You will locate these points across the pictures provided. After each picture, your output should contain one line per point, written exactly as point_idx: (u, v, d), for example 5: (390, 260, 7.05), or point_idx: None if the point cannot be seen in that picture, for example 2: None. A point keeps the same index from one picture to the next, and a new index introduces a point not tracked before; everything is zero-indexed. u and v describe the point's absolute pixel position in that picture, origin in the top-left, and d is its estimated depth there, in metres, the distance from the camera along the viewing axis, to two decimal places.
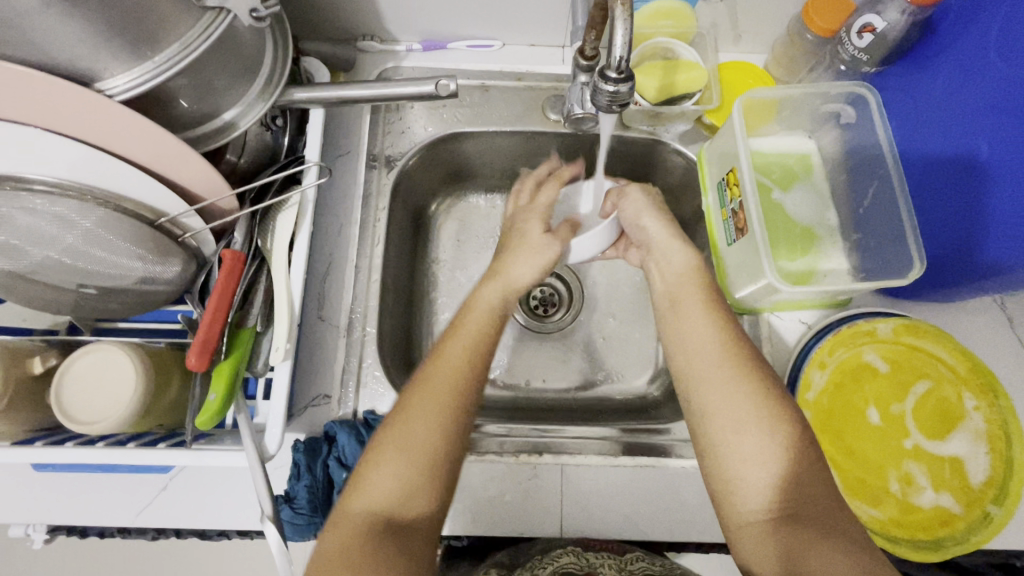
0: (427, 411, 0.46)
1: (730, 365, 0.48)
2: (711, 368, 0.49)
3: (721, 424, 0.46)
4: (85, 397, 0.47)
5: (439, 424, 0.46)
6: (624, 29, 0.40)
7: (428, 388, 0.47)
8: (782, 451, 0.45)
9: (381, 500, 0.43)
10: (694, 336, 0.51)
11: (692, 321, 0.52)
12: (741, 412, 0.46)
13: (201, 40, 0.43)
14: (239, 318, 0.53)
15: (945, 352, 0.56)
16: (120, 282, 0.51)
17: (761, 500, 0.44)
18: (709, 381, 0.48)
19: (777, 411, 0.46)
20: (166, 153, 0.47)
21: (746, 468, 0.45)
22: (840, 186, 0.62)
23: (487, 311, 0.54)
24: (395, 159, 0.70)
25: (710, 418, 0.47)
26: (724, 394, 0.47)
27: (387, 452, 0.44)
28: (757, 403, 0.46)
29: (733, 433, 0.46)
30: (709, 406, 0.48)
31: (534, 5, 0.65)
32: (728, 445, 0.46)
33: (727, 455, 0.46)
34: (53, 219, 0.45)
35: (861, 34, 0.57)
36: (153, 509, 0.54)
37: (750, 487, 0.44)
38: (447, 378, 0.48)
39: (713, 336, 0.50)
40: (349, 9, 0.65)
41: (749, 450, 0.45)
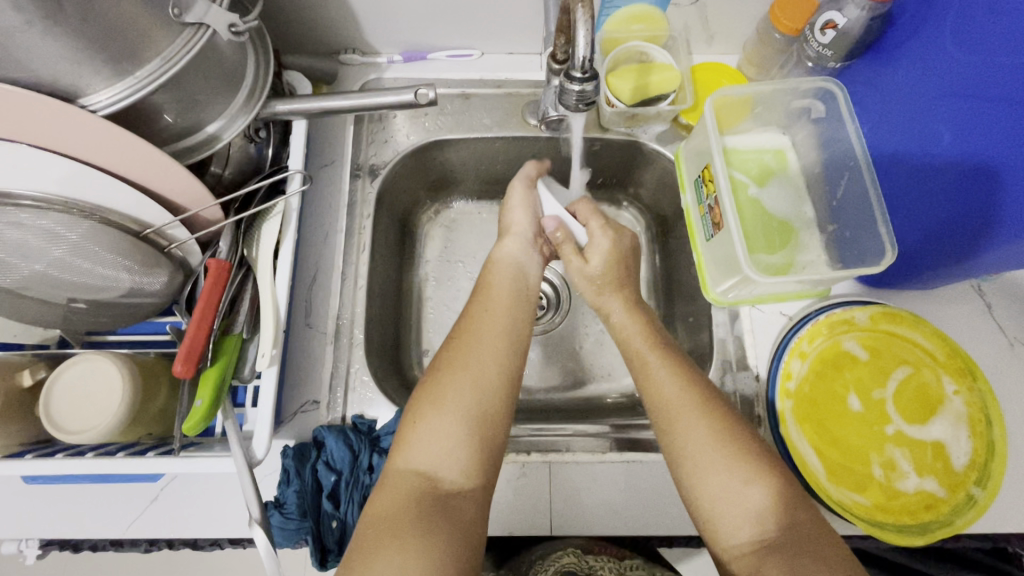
0: (463, 368, 0.50)
1: (685, 407, 0.50)
2: (668, 413, 0.50)
3: (690, 466, 0.47)
4: (72, 408, 0.48)
5: (481, 386, 0.49)
6: (585, 30, 0.42)
7: (466, 347, 0.51)
8: (749, 483, 0.45)
9: (428, 459, 0.45)
10: (651, 385, 0.52)
11: (649, 372, 0.53)
12: (703, 452, 0.47)
13: (182, 55, 0.44)
14: (225, 326, 0.54)
15: (921, 337, 0.57)
16: (107, 294, 0.52)
17: (743, 533, 0.44)
18: (671, 426, 0.49)
19: (735, 446, 0.47)
20: (151, 166, 0.48)
21: (720, 507, 0.45)
22: (814, 180, 0.64)
23: (507, 288, 0.58)
24: (378, 168, 0.71)
25: (681, 464, 0.48)
26: (686, 435, 0.48)
27: (427, 405, 0.47)
28: (715, 439, 0.47)
29: (700, 474, 0.47)
30: (675, 448, 0.48)
31: (509, 13, 0.66)
32: (700, 487, 0.47)
33: (702, 494, 0.46)
34: (41, 233, 0.46)
35: (825, 31, 0.58)
36: (143, 520, 0.55)
37: (730, 522, 0.45)
38: (482, 347, 0.52)
39: (665, 381, 0.52)
40: (330, 23, 0.66)
41: (720, 487, 0.46)
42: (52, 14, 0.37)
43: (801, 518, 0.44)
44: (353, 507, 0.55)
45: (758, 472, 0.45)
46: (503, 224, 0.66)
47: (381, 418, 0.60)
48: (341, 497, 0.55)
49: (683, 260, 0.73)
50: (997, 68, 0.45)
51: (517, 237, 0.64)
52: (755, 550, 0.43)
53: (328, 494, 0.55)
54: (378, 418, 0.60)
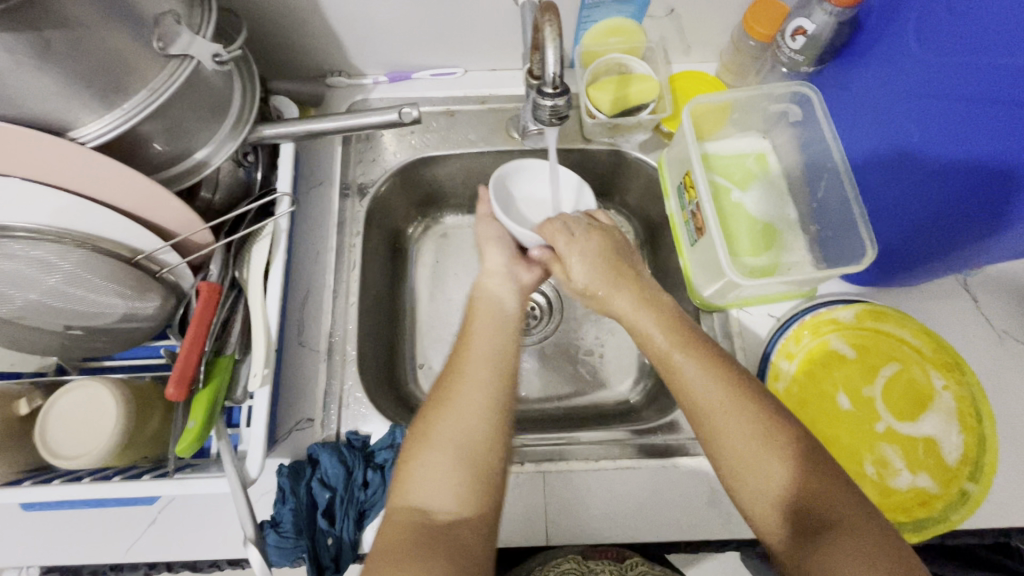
0: (456, 411, 0.48)
1: (721, 395, 0.46)
2: (705, 404, 0.46)
3: (724, 455, 0.45)
4: (67, 434, 0.49)
5: (469, 423, 0.47)
6: (554, 47, 0.43)
7: (458, 389, 0.49)
8: (780, 463, 0.43)
9: (424, 495, 0.44)
10: (684, 377, 0.48)
11: (674, 359, 0.49)
12: (736, 438, 0.44)
13: (168, 85, 0.46)
14: (217, 348, 0.55)
15: (909, 334, 0.57)
16: (103, 321, 0.53)
17: (782, 521, 0.42)
18: (706, 417, 0.46)
19: (769, 426, 0.44)
20: (141, 193, 0.49)
21: (757, 496, 0.43)
22: (795, 181, 0.65)
23: (492, 327, 0.55)
24: (367, 187, 0.72)
25: (715, 452, 0.45)
26: (717, 418, 0.45)
27: (420, 447, 0.46)
28: (749, 424, 0.44)
29: (736, 462, 0.44)
30: (714, 435, 0.45)
31: (488, 30, 0.68)
32: (737, 474, 0.44)
33: (739, 482, 0.44)
34: (35, 263, 0.48)
35: (795, 37, 0.59)
36: (142, 543, 0.55)
37: (767, 511, 0.43)
38: (474, 383, 0.49)
39: (696, 366, 0.48)
40: (315, 47, 0.68)
41: (756, 477, 0.43)
42: (40, 52, 0.38)
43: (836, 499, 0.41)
44: (349, 524, 0.55)
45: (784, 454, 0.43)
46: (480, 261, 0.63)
47: (376, 433, 0.61)
48: (336, 514, 0.56)
49: (670, 266, 0.73)
50: (963, 67, 0.46)
51: (496, 274, 0.61)
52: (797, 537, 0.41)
53: (322, 511, 0.55)
54: (372, 434, 0.61)
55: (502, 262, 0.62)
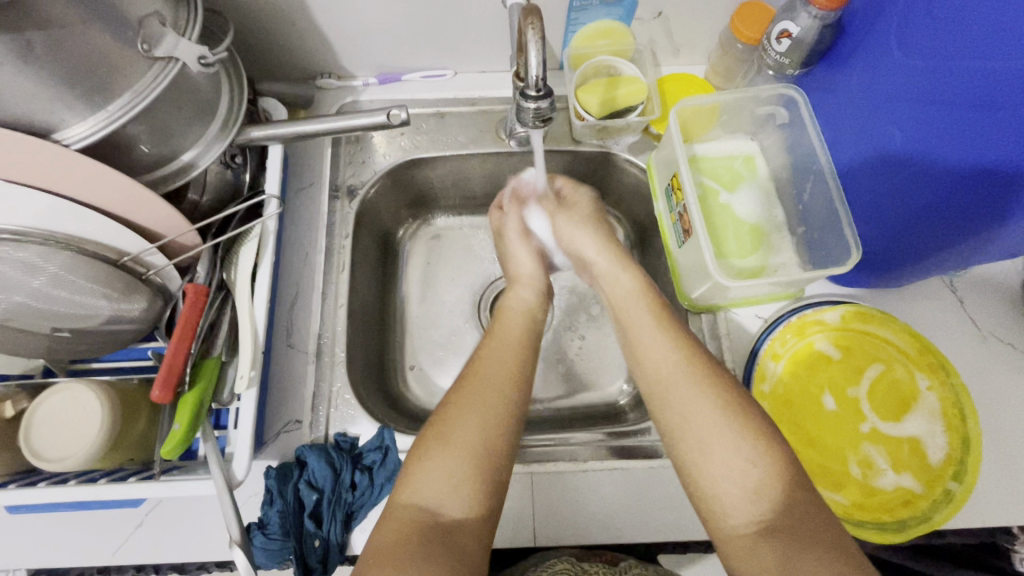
0: (473, 411, 0.47)
1: (694, 381, 0.46)
2: (673, 386, 0.47)
3: (688, 443, 0.45)
4: (52, 437, 0.48)
5: (487, 421, 0.47)
6: (536, 50, 0.43)
7: (480, 387, 0.49)
8: (751, 453, 0.43)
9: (430, 497, 0.44)
10: (654, 356, 0.49)
11: (651, 343, 0.50)
12: (706, 429, 0.44)
13: (153, 87, 0.46)
14: (204, 350, 0.55)
15: (894, 335, 0.58)
16: (88, 322, 0.53)
17: (743, 511, 0.42)
18: (677, 404, 0.46)
19: (744, 418, 0.44)
20: (127, 195, 0.49)
21: (720, 485, 0.43)
22: (782, 183, 0.65)
23: (516, 327, 0.57)
24: (357, 188, 0.72)
25: (679, 439, 0.45)
26: (686, 405, 0.46)
27: (431, 447, 0.46)
28: (720, 414, 0.44)
29: (701, 449, 0.44)
30: (675, 421, 0.46)
31: (478, 32, 0.68)
32: (698, 462, 0.44)
33: (700, 471, 0.44)
34: (20, 265, 0.48)
35: (780, 40, 0.60)
36: (129, 546, 0.55)
37: (729, 500, 0.42)
38: (494, 382, 0.50)
39: (673, 354, 0.49)
40: (305, 49, 0.68)
41: (720, 465, 0.43)
42: (22, 54, 0.38)
43: (802, 497, 0.41)
44: (336, 526, 0.55)
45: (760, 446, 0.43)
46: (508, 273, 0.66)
47: (365, 435, 0.61)
48: (323, 516, 0.56)
49: (659, 268, 0.74)
50: (946, 71, 0.46)
51: (523, 280, 0.64)
52: (757, 532, 0.41)
53: (310, 513, 0.55)
54: (361, 435, 0.61)
55: (529, 266, 0.65)
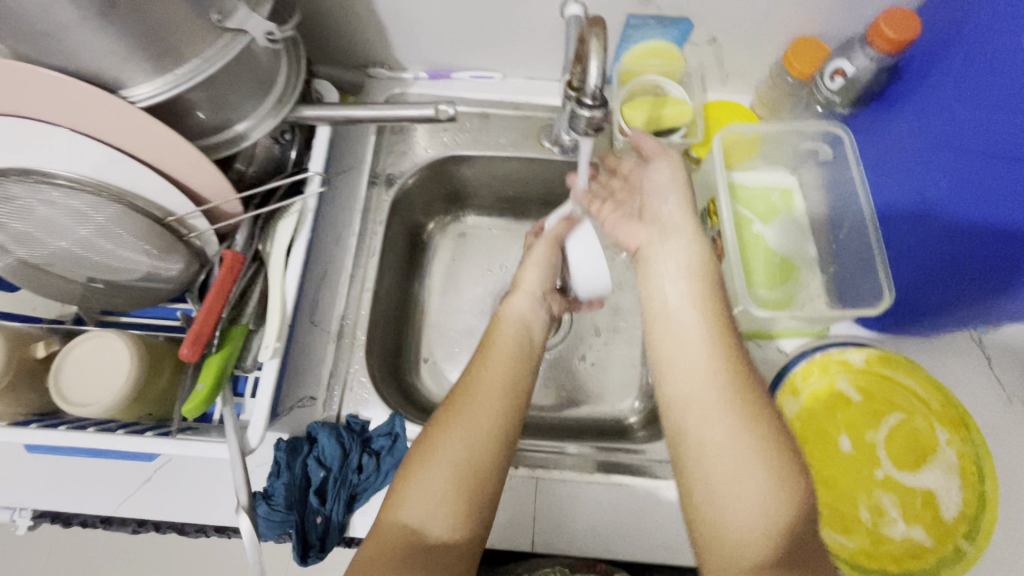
0: (458, 430, 0.47)
1: (733, 407, 0.43)
2: (714, 405, 0.43)
3: (711, 468, 0.41)
4: (78, 382, 0.49)
5: (473, 444, 0.46)
6: (597, 61, 0.44)
7: (470, 406, 0.48)
8: (787, 492, 0.40)
9: (418, 516, 0.43)
10: (687, 368, 0.45)
11: (693, 354, 0.45)
12: (741, 452, 0.41)
13: (220, 56, 0.47)
14: (233, 316, 0.56)
15: (918, 385, 0.57)
16: (124, 277, 0.55)
17: (750, 550, 0.39)
18: (709, 422, 0.43)
19: (782, 447, 0.42)
20: (179, 157, 0.50)
21: (736, 515, 0.40)
22: (818, 219, 0.65)
23: (511, 344, 0.55)
24: (395, 178, 0.73)
25: (703, 460, 0.42)
26: (724, 430, 0.42)
27: (420, 465, 0.45)
28: (761, 443, 0.41)
29: (727, 476, 0.41)
30: (700, 446, 0.43)
31: (531, 39, 0.69)
32: (718, 491, 0.41)
33: (716, 500, 0.41)
34: (71, 212, 0.49)
35: (833, 77, 0.61)
36: (135, 499, 0.56)
37: (738, 534, 0.39)
38: (488, 402, 0.49)
39: (721, 366, 0.44)
40: (363, 38, 0.70)
41: (744, 498, 0.40)
42: (104, 12, 0.40)
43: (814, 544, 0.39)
44: (339, 505, 0.55)
45: (791, 485, 0.40)
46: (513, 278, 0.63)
47: (376, 419, 0.61)
48: (328, 494, 0.56)
49: None
50: (1002, 124, 0.46)
51: (524, 290, 0.61)
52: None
53: (315, 490, 0.55)
54: (372, 420, 0.62)
55: (536, 283, 0.62)
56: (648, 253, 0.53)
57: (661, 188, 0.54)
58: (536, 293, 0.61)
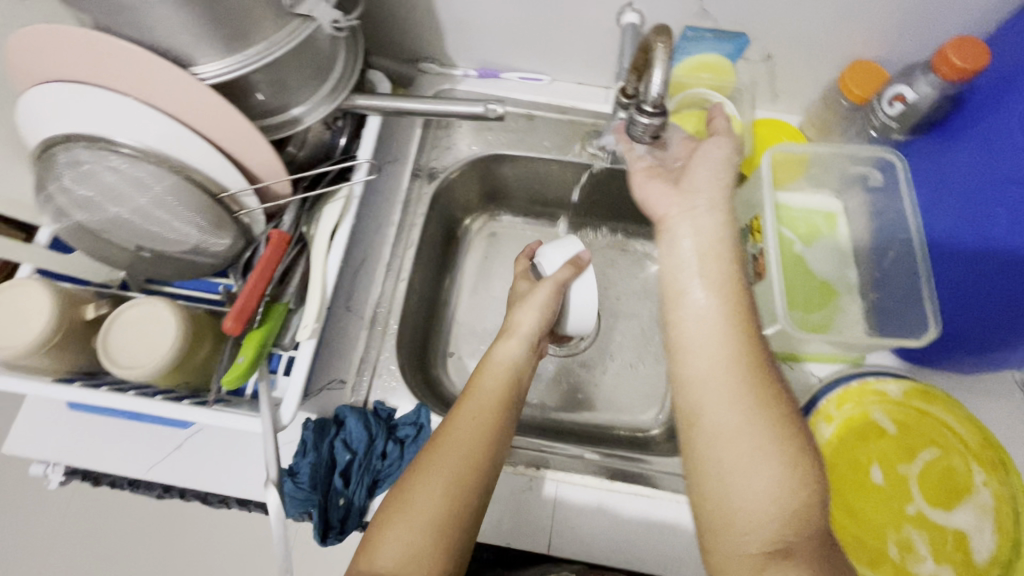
0: (437, 479, 0.47)
1: (746, 393, 0.42)
2: (723, 390, 0.43)
3: (719, 456, 0.42)
4: (125, 346, 0.51)
5: (450, 493, 0.46)
6: (661, 69, 0.44)
7: (448, 453, 0.48)
8: (793, 482, 0.40)
9: (391, 567, 0.43)
10: (701, 352, 0.44)
11: (707, 333, 0.44)
12: (749, 442, 0.41)
13: (287, 40, 0.49)
14: (276, 294, 0.57)
15: (956, 422, 0.56)
16: (174, 247, 0.56)
17: (759, 537, 0.41)
18: (717, 410, 0.42)
19: (788, 439, 0.41)
20: (238, 134, 0.52)
21: (745, 502, 0.41)
22: (861, 245, 0.65)
23: (496, 385, 0.54)
24: (438, 172, 0.74)
25: (712, 447, 0.42)
26: (733, 419, 0.42)
27: (395, 515, 0.45)
28: (769, 435, 0.41)
29: (734, 466, 0.41)
30: (708, 428, 0.43)
31: (584, 45, 0.70)
32: (728, 478, 0.41)
33: (726, 489, 0.41)
34: (131, 181, 0.51)
35: (893, 102, 0.60)
36: (164, 465, 0.57)
37: (745, 520, 0.41)
38: (467, 448, 0.48)
39: (732, 351, 0.44)
40: (418, 33, 0.71)
41: (750, 488, 0.41)
42: None
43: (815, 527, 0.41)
44: (361, 490, 0.56)
45: (796, 476, 0.40)
46: (508, 320, 0.60)
47: (402, 408, 0.62)
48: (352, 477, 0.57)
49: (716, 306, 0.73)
50: None
51: (514, 335, 0.58)
52: (767, 556, 0.40)
53: (340, 471, 0.56)
54: (399, 408, 0.62)
55: (534, 325, 0.59)
56: (671, 223, 0.51)
57: (699, 164, 0.53)
58: (530, 335, 0.59)
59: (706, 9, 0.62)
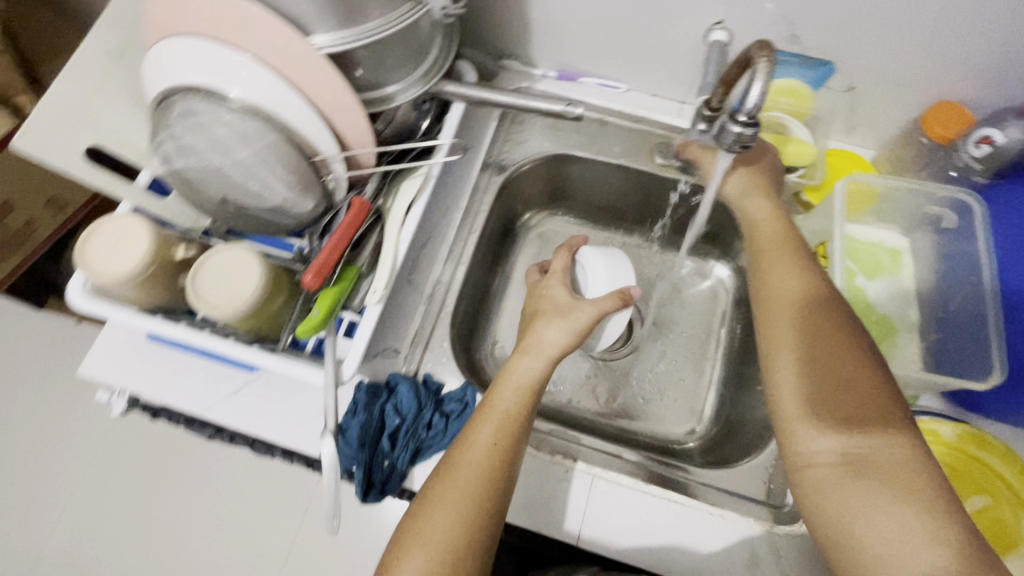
0: (451, 508, 0.48)
1: (811, 321, 0.51)
2: (796, 316, 0.52)
3: (794, 368, 0.50)
4: (210, 287, 0.54)
5: (463, 522, 0.47)
6: (763, 80, 0.44)
7: (459, 481, 0.49)
8: (858, 391, 0.47)
9: None
10: (784, 283, 0.55)
11: (784, 275, 0.55)
12: (818, 354, 0.49)
13: (398, 19, 0.53)
14: (350, 258, 0.60)
15: (1009, 470, 0.55)
16: (260, 203, 0.60)
17: (828, 437, 0.46)
18: (789, 335, 0.52)
19: (853, 356, 0.48)
20: (340, 103, 0.55)
21: (817, 411, 0.47)
22: (926, 285, 0.64)
23: (511, 405, 0.53)
24: (507, 165, 0.76)
25: (785, 364, 0.51)
26: (802, 339, 0.51)
27: (409, 544, 0.46)
28: (836, 350, 0.49)
29: (807, 373, 0.49)
30: (783, 349, 0.51)
31: (666, 58, 0.71)
32: (802, 388, 0.49)
33: (793, 395, 0.49)
34: (236, 134, 0.54)
35: (978, 145, 0.61)
36: (220, 407, 0.60)
37: (818, 427, 0.47)
38: (478, 475, 0.49)
39: (804, 288, 0.54)
40: (506, 30, 0.74)
41: (818, 393, 0.48)
42: None
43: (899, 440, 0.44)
44: (405, 455, 0.58)
45: (862, 385, 0.47)
46: (529, 335, 0.58)
47: (449, 384, 0.64)
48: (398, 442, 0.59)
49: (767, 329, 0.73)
50: None
51: (535, 352, 0.56)
52: (843, 457, 0.45)
53: (388, 434, 0.58)
54: (446, 384, 0.64)
55: (557, 342, 0.57)
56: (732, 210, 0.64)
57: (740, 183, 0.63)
58: (553, 351, 0.56)
59: (796, 34, 0.62)
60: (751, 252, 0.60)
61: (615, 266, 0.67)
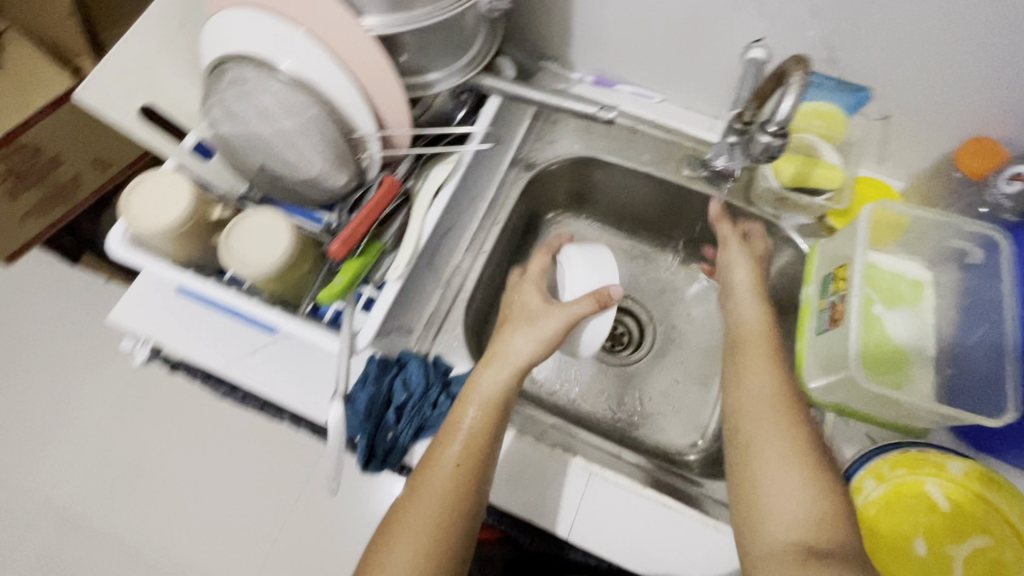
0: (413, 535, 0.50)
1: (780, 416, 0.54)
2: (763, 414, 0.55)
3: (755, 458, 0.52)
4: (243, 245, 0.56)
5: (427, 550, 0.49)
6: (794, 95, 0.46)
7: (422, 506, 0.51)
8: (811, 485, 0.49)
9: None
10: (754, 384, 0.57)
11: (755, 377, 0.58)
12: (777, 449, 0.52)
13: (446, 8, 0.54)
14: (376, 233, 0.62)
15: (1016, 513, 0.53)
16: (296, 173, 0.62)
17: (788, 527, 0.48)
18: (757, 429, 0.54)
19: (810, 455, 0.51)
20: (381, 84, 0.57)
21: (779, 502, 0.49)
22: (946, 319, 0.63)
23: (477, 425, 0.54)
24: (536, 163, 0.78)
25: (750, 453, 0.53)
26: (766, 432, 0.53)
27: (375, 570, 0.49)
28: (796, 446, 0.51)
29: (766, 464, 0.51)
30: (750, 437, 0.54)
31: (703, 71, 0.72)
32: (765, 477, 0.51)
33: (762, 482, 0.51)
34: (281, 105, 0.57)
35: (1011, 181, 0.60)
36: (238, 364, 0.62)
37: (779, 515, 0.48)
38: (443, 501, 0.51)
39: (773, 387, 0.56)
40: (549, 32, 0.76)
41: (778, 484, 0.50)
42: None
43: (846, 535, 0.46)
44: (409, 430, 0.59)
45: (815, 480, 0.49)
46: (498, 345, 0.59)
47: (458, 367, 0.65)
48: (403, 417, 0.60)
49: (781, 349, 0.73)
50: None
51: (501, 363, 0.57)
52: (799, 544, 0.46)
53: (394, 408, 0.60)
54: (455, 367, 0.65)
55: (523, 352, 0.58)
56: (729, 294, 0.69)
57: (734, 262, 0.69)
58: (519, 360, 0.58)
59: (835, 58, 0.63)
60: (731, 345, 0.64)
61: (599, 263, 0.66)
